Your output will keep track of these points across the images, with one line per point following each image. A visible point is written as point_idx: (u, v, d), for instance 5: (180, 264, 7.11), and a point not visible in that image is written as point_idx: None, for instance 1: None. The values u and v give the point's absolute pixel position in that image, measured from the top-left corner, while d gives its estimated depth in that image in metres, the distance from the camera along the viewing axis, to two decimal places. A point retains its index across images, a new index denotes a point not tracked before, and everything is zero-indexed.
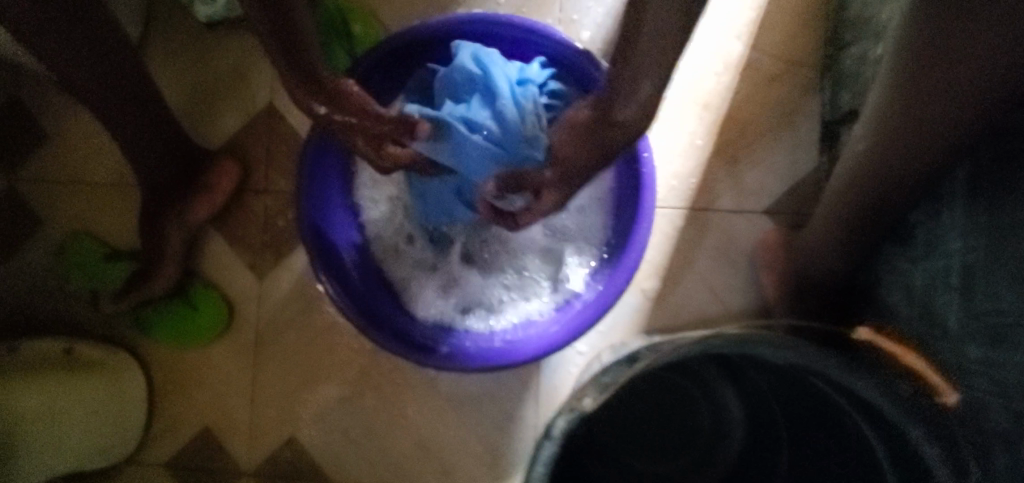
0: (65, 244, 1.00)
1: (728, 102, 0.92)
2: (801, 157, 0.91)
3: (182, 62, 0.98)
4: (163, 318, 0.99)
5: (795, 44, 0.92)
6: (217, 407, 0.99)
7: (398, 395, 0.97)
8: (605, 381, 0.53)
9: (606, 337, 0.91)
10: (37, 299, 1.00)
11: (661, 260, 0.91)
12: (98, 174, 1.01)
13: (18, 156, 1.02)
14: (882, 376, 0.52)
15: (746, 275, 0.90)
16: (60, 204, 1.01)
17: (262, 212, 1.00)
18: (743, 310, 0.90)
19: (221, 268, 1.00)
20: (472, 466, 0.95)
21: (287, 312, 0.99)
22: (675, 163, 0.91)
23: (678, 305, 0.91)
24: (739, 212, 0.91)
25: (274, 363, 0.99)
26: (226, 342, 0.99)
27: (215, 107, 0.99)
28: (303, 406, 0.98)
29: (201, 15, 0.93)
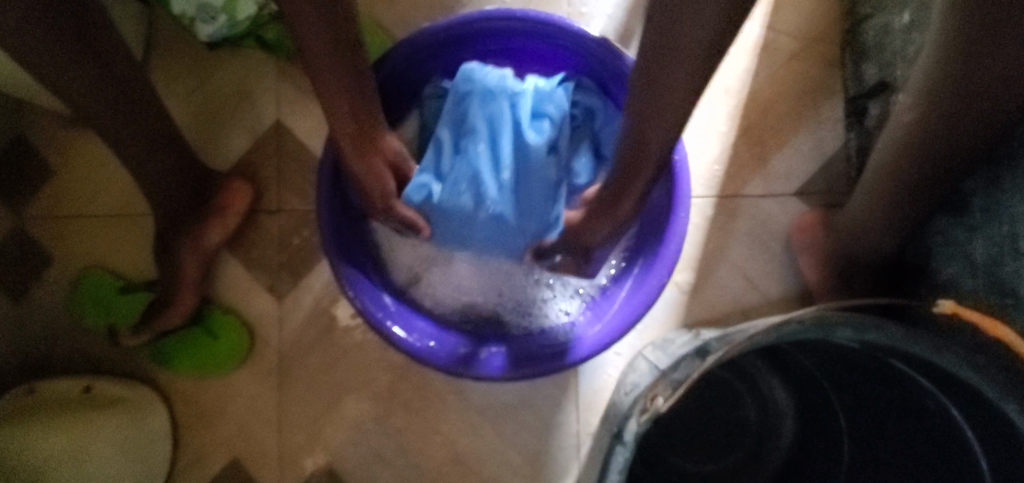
0: (77, 280, 0.97)
1: (748, 84, 0.89)
2: (828, 134, 0.88)
3: (185, 84, 0.96)
4: (182, 348, 0.96)
5: (812, 20, 0.90)
6: (244, 437, 0.96)
7: (430, 411, 0.94)
8: (676, 378, 0.54)
9: (643, 332, 0.89)
10: (50, 338, 0.97)
11: (694, 251, 0.88)
12: (107, 205, 0.99)
13: (23, 193, 0.99)
14: (949, 350, 0.53)
15: (782, 260, 0.88)
16: (70, 238, 0.98)
17: (278, 232, 0.97)
18: (782, 296, 0.87)
19: (239, 293, 0.97)
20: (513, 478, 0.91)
21: (310, 332, 0.96)
22: (700, 151, 0.89)
23: (714, 296, 0.88)
24: (769, 196, 0.88)
25: (300, 386, 0.96)
26: (249, 368, 0.96)
27: (223, 128, 0.96)
28: (334, 429, 0.95)
29: (202, 35, 0.90)
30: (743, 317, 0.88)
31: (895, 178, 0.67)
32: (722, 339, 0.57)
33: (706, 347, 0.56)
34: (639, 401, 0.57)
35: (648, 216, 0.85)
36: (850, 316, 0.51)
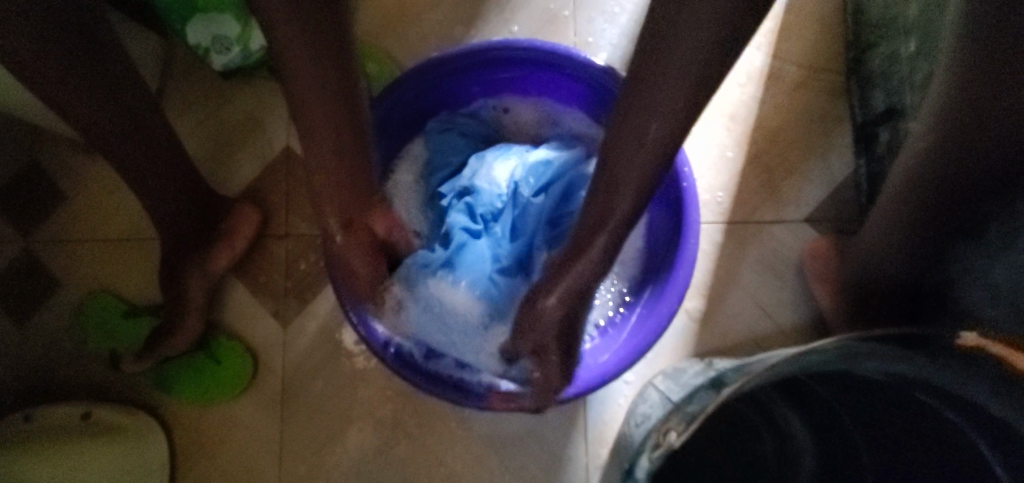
0: (83, 305, 0.97)
1: (755, 112, 0.90)
2: (838, 161, 0.88)
3: (197, 112, 0.98)
4: (183, 374, 0.94)
5: (818, 49, 0.90)
6: (244, 466, 0.94)
7: (434, 442, 0.91)
8: (690, 412, 0.52)
9: (653, 362, 0.87)
10: (53, 362, 0.97)
11: (704, 279, 0.87)
12: (117, 229, 0.99)
13: (33, 218, 0.99)
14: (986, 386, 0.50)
15: (794, 288, 0.87)
16: (76, 262, 0.99)
17: (285, 257, 0.97)
18: (795, 324, 0.86)
19: (244, 318, 0.96)
20: None
21: (315, 358, 0.95)
22: (709, 176, 0.89)
23: (725, 325, 0.86)
24: (780, 223, 0.88)
25: (304, 413, 0.94)
26: (251, 395, 0.95)
27: (233, 155, 0.97)
28: (337, 458, 0.93)
29: (217, 64, 0.92)
30: (756, 346, 0.86)
31: (907, 200, 0.66)
32: (737, 370, 0.55)
33: (723, 379, 0.53)
34: (653, 434, 0.55)
35: (658, 247, 0.84)
36: (880, 349, 0.50)
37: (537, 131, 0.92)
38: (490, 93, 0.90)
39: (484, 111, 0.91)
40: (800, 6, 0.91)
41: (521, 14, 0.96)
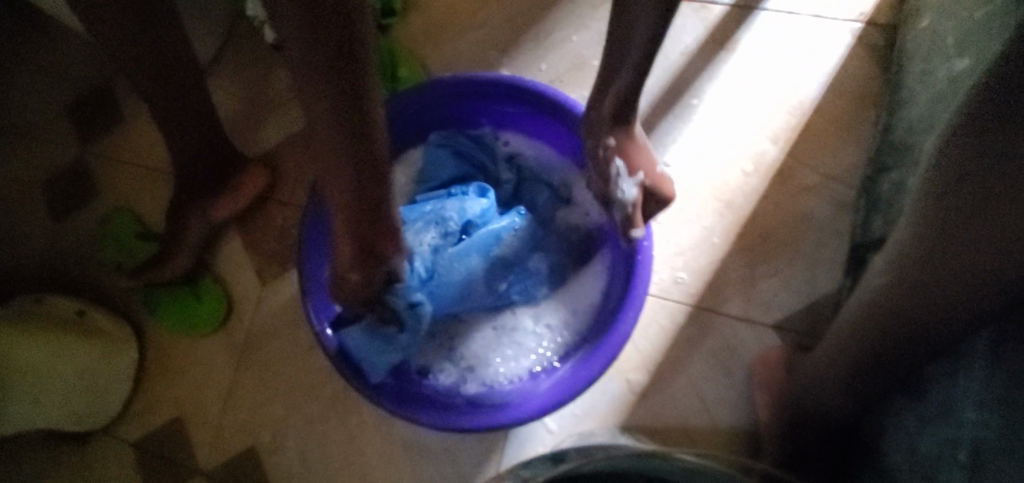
0: (108, 218, 1.10)
1: (751, 203, 0.88)
2: (823, 276, 0.85)
3: (245, 74, 1.07)
4: (167, 302, 1.03)
5: (835, 160, 0.88)
6: (192, 400, 1.02)
7: (359, 432, 0.96)
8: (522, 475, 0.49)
9: (582, 421, 0.86)
10: (69, 262, 1.09)
11: (653, 356, 0.86)
12: (153, 160, 1.11)
13: (91, 132, 1.13)
14: None
15: (740, 390, 0.84)
16: (113, 179, 1.12)
17: (281, 222, 1.04)
18: (731, 427, 0.83)
19: (230, 266, 1.05)
20: None
21: (279, 321, 1.01)
22: (687, 255, 0.88)
23: (662, 406, 0.85)
24: (745, 321, 0.85)
25: (256, 368, 1.01)
26: (218, 340, 1.03)
27: (265, 119, 1.06)
28: (271, 418, 0.99)
29: (269, 38, 1.01)
30: (686, 436, 0.84)
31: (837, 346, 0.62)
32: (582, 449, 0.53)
33: (564, 452, 0.52)
34: None
35: (606, 310, 0.84)
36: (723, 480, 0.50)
37: (518, 173, 0.93)
38: (518, 120, 0.93)
39: (488, 137, 0.95)
40: (827, 111, 0.90)
41: (551, 55, 0.99)
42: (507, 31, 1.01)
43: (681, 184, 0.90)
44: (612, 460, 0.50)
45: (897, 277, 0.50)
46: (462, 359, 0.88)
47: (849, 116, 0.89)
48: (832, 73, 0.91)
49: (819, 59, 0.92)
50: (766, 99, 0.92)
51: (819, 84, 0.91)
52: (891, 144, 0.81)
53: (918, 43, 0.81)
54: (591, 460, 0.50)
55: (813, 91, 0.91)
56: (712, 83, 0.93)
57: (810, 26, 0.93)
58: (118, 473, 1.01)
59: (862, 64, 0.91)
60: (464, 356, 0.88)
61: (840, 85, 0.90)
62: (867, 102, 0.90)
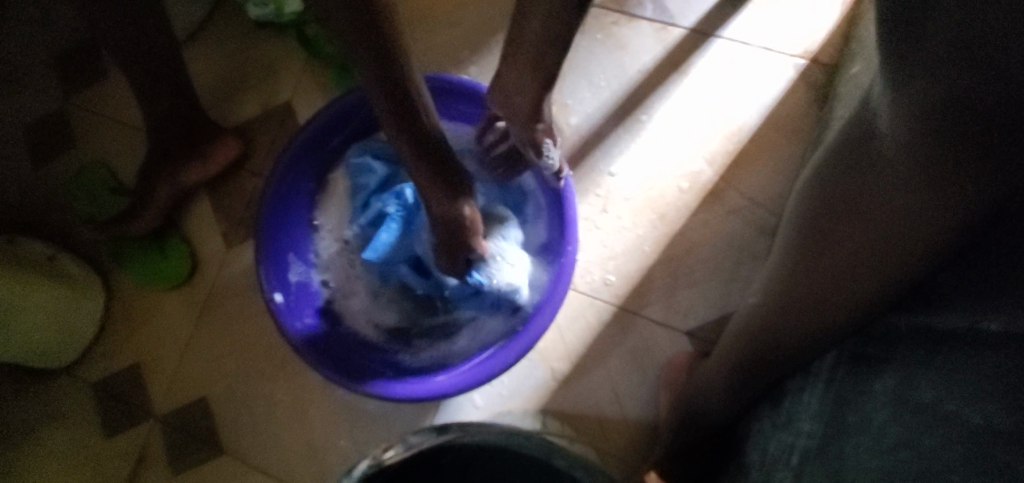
0: (84, 171, 1.15)
1: (683, 217, 0.96)
2: (740, 293, 0.93)
3: (228, 46, 1.12)
4: (136, 255, 1.09)
5: (763, 187, 0.95)
6: (151, 349, 1.09)
7: (304, 393, 1.04)
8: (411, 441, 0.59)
9: (506, 400, 0.94)
10: (46, 208, 1.15)
11: (576, 349, 0.94)
12: (132, 120, 1.17)
13: (74, 87, 1.18)
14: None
15: (650, 388, 0.92)
16: (93, 134, 1.17)
17: (251, 192, 1.11)
18: (639, 420, 0.91)
19: (199, 228, 1.11)
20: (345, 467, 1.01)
21: (240, 284, 1.08)
22: (618, 260, 0.95)
23: (578, 395, 0.93)
24: (663, 325, 0.93)
25: (214, 327, 1.08)
26: (180, 296, 1.10)
27: (244, 91, 1.11)
28: (224, 372, 1.06)
29: (253, 15, 1.07)
30: (597, 424, 0.92)
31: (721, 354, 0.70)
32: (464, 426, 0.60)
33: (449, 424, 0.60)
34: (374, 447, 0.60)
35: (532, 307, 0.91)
36: (587, 461, 0.58)
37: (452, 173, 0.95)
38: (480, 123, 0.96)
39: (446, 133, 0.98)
40: (762, 140, 0.97)
41: None
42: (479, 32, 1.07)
43: (621, 193, 0.97)
44: (488, 434, 0.59)
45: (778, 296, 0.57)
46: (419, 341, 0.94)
47: (780, 146, 0.97)
48: (772, 105, 0.98)
49: (765, 89, 0.98)
50: (712, 120, 0.98)
51: (757, 114, 0.98)
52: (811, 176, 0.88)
53: (848, 88, 0.87)
54: (468, 433, 0.59)
55: (754, 118, 0.98)
56: (663, 101, 1.00)
57: (759, 57, 0.99)
58: (77, 410, 1.08)
59: (801, 97, 0.98)
60: (416, 337, 0.95)
61: (778, 116, 0.98)
62: (800, 135, 0.97)
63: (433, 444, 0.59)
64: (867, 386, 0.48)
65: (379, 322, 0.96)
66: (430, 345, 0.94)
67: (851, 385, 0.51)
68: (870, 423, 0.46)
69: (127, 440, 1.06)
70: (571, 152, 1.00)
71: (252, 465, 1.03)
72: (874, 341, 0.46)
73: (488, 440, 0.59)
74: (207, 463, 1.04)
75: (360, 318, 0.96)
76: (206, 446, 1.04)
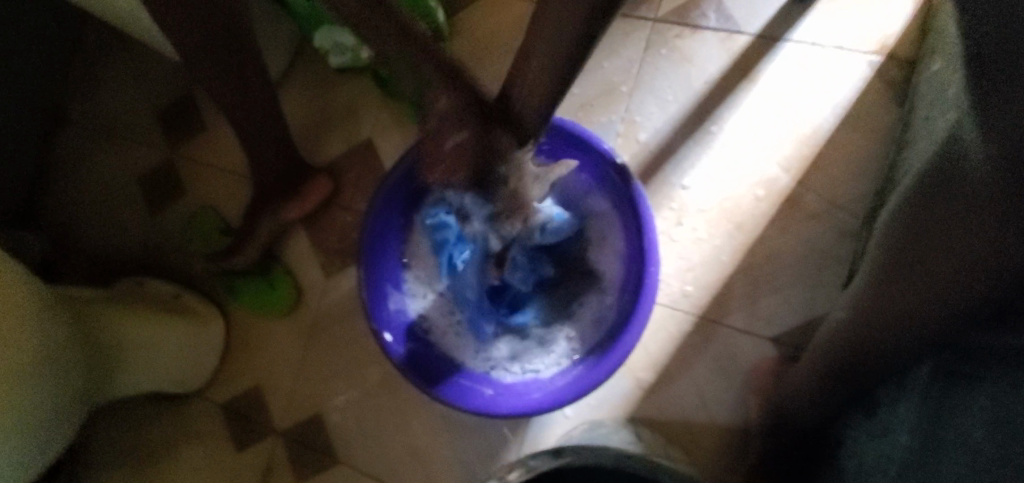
0: (194, 215, 1.27)
1: (760, 226, 0.98)
2: (822, 297, 0.94)
3: (310, 90, 1.21)
4: (248, 288, 1.21)
5: (841, 190, 0.96)
6: (268, 372, 1.21)
7: (407, 406, 1.14)
8: (531, 465, 0.65)
9: (596, 409, 0.99)
10: (164, 252, 1.28)
11: (660, 359, 0.98)
12: (230, 165, 1.28)
13: (176, 139, 1.30)
14: None
15: (737, 394, 0.95)
16: (197, 180, 1.29)
17: (343, 225, 1.20)
18: (728, 425, 0.95)
19: (299, 260, 1.22)
20: (450, 473, 1.10)
21: (341, 310, 1.19)
22: (697, 271, 0.98)
23: (666, 402, 0.97)
24: (746, 332, 0.96)
25: (321, 350, 1.19)
26: (289, 323, 1.21)
27: (328, 132, 1.21)
28: (334, 390, 1.18)
29: (333, 62, 1.15)
30: (686, 429, 0.96)
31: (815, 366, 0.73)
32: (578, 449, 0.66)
33: (563, 447, 0.66)
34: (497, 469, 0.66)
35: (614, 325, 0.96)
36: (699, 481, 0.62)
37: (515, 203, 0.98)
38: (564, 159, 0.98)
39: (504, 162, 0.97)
40: (838, 142, 0.97)
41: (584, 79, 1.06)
42: None
43: (695, 205, 1.00)
44: (602, 456, 0.65)
45: (856, 315, 0.58)
46: (508, 358, 1.01)
47: (856, 148, 0.97)
48: (847, 105, 0.98)
49: (836, 91, 0.98)
50: (784, 126, 0.99)
51: (832, 115, 0.98)
52: (895, 179, 0.88)
53: (928, 88, 0.86)
54: (584, 456, 0.65)
55: (828, 121, 0.98)
56: (732, 111, 1.01)
57: (829, 59, 0.99)
58: (208, 429, 1.21)
59: (876, 97, 0.97)
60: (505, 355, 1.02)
61: (852, 118, 0.97)
62: (877, 135, 0.97)
63: (552, 467, 0.65)
64: (969, 395, 0.52)
65: (469, 344, 1.02)
66: (518, 361, 1.01)
67: (948, 394, 0.54)
68: (980, 437, 0.50)
69: (255, 454, 1.19)
70: (642, 168, 1.02)
71: (366, 473, 1.14)
72: (975, 355, 0.50)
73: (602, 462, 0.65)
74: (327, 472, 1.15)
75: (451, 342, 1.02)
76: (324, 457, 1.16)
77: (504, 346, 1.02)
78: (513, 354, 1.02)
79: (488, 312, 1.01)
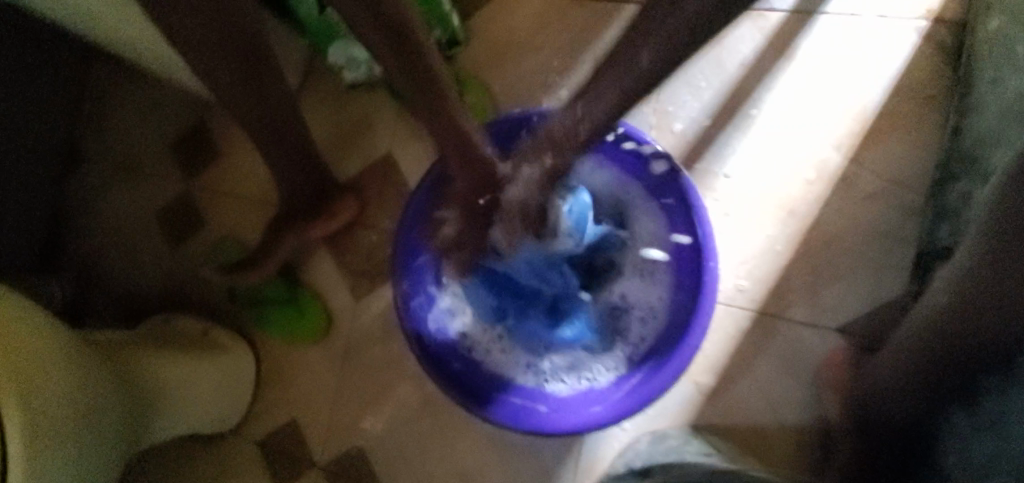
0: (216, 246, 1.24)
1: (815, 211, 0.92)
2: (888, 281, 0.89)
3: (327, 109, 1.17)
4: (277, 318, 1.17)
5: (898, 166, 0.91)
6: (303, 403, 1.17)
7: (451, 428, 1.09)
8: None
9: (653, 420, 0.94)
10: (189, 286, 1.24)
11: (720, 360, 0.92)
12: (250, 192, 1.25)
13: (192, 169, 1.27)
14: None
15: (806, 390, 0.90)
16: (217, 210, 1.25)
17: (370, 244, 1.16)
18: (799, 424, 0.90)
19: (327, 284, 1.18)
20: None
21: (375, 333, 1.14)
22: (750, 263, 0.93)
23: (730, 406, 0.92)
24: (809, 324, 0.91)
25: (357, 376, 1.14)
26: (321, 350, 1.17)
27: (348, 150, 1.17)
28: (373, 417, 1.13)
29: (347, 77, 1.11)
30: (754, 433, 0.91)
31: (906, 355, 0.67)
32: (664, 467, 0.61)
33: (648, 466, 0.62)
34: None
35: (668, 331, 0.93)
36: None
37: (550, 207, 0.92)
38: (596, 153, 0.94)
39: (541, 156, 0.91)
40: (889, 116, 0.92)
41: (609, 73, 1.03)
42: (566, 53, 1.07)
43: (744, 195, 0.94)
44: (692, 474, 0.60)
45: (966, 296, 0.53)
46: (558, 371, 0.96)
47: (910, 120, 0.91)
48: (896, 77, 0.92)
49: (884, 62, 0.93)
50: (831, 104, 0.93)
51: (882, 89, 0.92)
52: (959, 150, 0.83)
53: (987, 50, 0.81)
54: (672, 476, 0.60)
55: (877, 95, 0.93)
56: (772, 92, 0.95)
57: (872, 28, 0.93)
58: (247, 467, 1.17)
59: (927, 64, 0.92)
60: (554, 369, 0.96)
61: (903, 89, 0.92)
62: (932, 105, 0.91)
63: None
64: None
65: (516, 360, 0.97)
66: (569, 373, 0.96)
67: None
68: None
69: None
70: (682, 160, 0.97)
71: None
72: None
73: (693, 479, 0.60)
74: None
75: (497, 359, 0.98)
76: None
77: (553, 359, 0.97)
78: (563, 366, 0.96)
79: (531, 325, 0.97)
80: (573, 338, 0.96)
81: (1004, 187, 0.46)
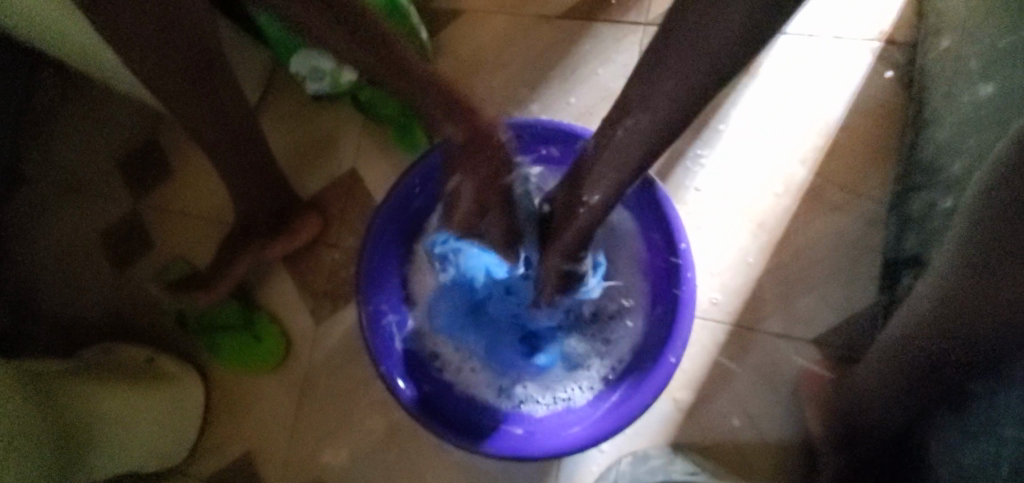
0: (164, 268, 1.15)
1: (784, 224, 0.93)
2: (857, 292, 0.90)
3: (288, 123, 1.12)
4: (230, 344, 1.09)
5: (861, 180, 0.93)
6: (258, 436, 1.08)
7: (419, 458, 1.02)
8: None
9: (631, 441, 0.91)
10: (133, 311, 1.15)
11: (698, 375, 0.90)
12: (203, 210, 1.17)
13: (140, 187, 1.19)
14: None
15: (784, 404, 0.89)
16: (166, 229, 1.17)
17: (332, 264, 1.10)
18: (778, 439, 0.88)
19: (286, 307, 1.11)
20: None
21: (337, 358, 1.08)
22: (723, 277, 0.92)
23: (709, 422, 0.89)
24: (784, 337, 0.90)
25: (318, 405, 1.07)
26: (278, 378, 1.09)
27: (310, 166, 1.12)
28: (335, 449, 1.05)
29: (309, 90, 1.04)
30: (734, 450, 0.88)
31: (885, 363, 0.66)
32: None
33: None
34: None
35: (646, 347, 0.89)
36: None
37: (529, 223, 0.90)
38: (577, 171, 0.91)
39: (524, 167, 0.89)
40: (851, 131, 0.94)
41: (580, 88, 1.05)
42: (535, 69, 1.06)
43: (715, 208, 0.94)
44: None
45: (947, 300, 0.52)
46: (531, 394, 0.92)
47: (871, 135, 0.94)
48: (854, 93, 0.95)
49: (843, 79, 0.95)
50: (795, 119, 0.95)
51: (842, 105, 0.95)
52: (919, 163, 0.85)
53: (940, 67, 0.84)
54: None
55: (837, 111, 0.95)
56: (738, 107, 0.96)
57: (831, 48, 0.96)
58: None
59: (883, 82, 0.95)
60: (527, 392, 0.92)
61: (861, 105, 0.95)
62: (890, 120, 0.94)
63: None
64: None
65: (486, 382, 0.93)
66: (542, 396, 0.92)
67: None
68: None
69: None
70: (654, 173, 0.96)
71: None
72: None
73: None
74: None
75: (467, 381, 0.93)
76: None
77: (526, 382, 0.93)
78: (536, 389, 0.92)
79: (503, 348, 0.92)
80: (547, 363, 0.93)
81: (985, 186, 0.46)
